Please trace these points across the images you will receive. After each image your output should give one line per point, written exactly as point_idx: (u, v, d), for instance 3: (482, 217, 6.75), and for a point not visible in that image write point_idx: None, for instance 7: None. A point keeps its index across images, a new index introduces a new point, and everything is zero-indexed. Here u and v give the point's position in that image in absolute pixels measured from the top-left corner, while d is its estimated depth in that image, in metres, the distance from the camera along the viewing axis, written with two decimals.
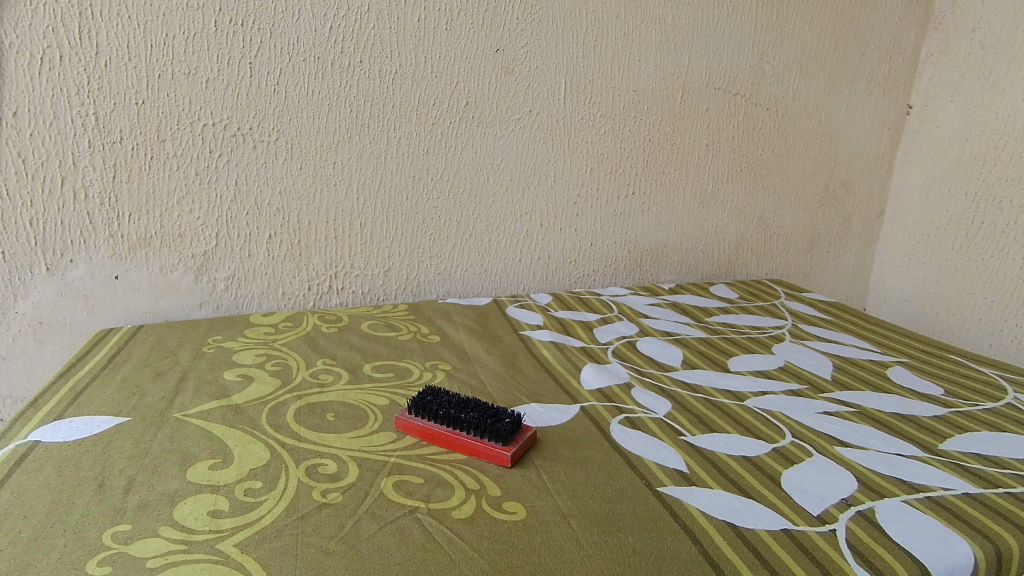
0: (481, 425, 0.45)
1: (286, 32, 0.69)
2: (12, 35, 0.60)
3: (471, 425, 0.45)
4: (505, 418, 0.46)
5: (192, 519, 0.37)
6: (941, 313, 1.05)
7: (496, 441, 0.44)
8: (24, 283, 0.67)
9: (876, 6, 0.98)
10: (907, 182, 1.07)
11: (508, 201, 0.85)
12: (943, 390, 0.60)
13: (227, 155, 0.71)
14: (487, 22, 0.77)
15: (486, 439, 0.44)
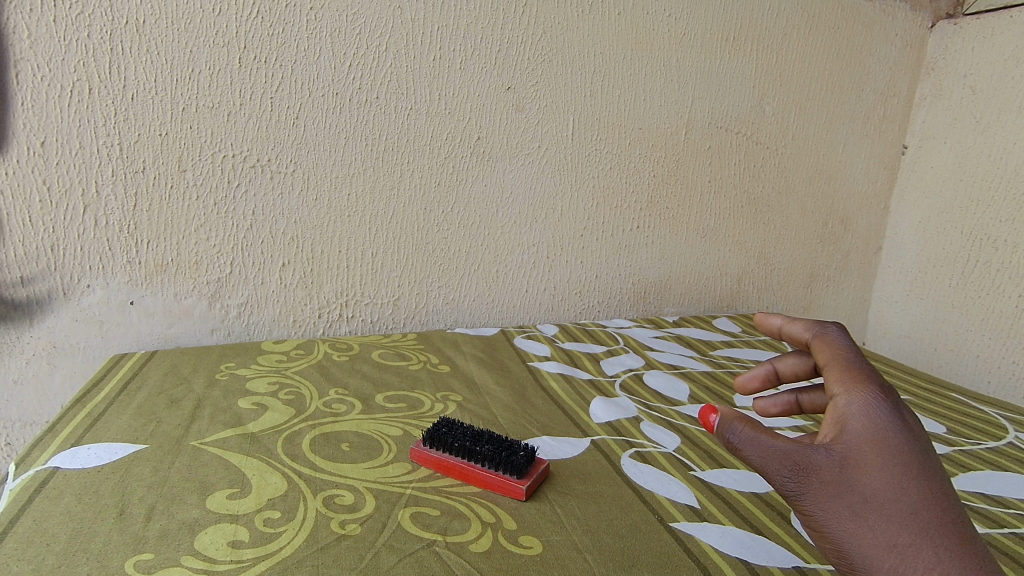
0: (496, 458, 0.45)
1: (307, 69, 0.72)
2: (45, 68, 0.62)
3: (486, 458, 0.46)
4: (519, 451, 0.47)
5: (213, 549, 0.37)
6: (939, 349, 1.07)
7: (511, 474, 0.45)
8: (41, 307, 0.68)
9: (872, 51, 1.02)
10: (903, 219, 1.10)
11: (516, 233, 0.87)
12: (947, 429, 0.62)
13: (246, 185, 0.73)
14: (499, 62, 0.80)
15: (501, 472, 0.45)
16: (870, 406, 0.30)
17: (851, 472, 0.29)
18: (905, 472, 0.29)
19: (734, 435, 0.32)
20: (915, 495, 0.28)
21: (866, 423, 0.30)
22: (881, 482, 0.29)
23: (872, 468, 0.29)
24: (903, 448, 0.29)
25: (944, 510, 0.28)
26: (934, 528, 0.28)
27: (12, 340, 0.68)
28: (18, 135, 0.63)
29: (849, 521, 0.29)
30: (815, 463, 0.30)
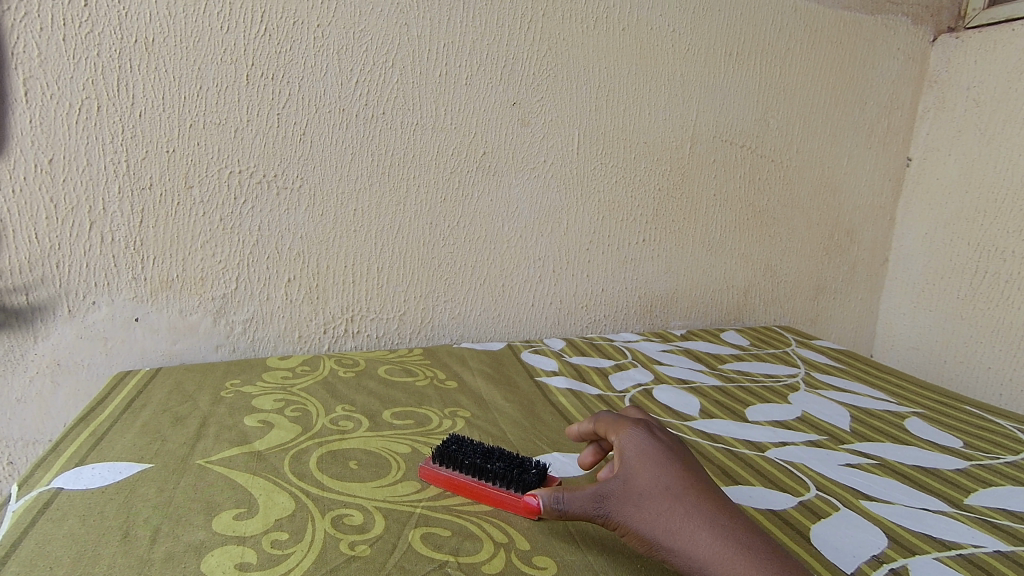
0: (507, 476, 0.45)
1: (314, 86, 0.72)
2: (54, 86, 0.63)
3: (497, 475, 0.45)
4: (531, 468, 0.46)
5: (220, 572, 0.36)
6: (949, 361, 1.06)
7: (524, 492, 0.44)
8: (46, 324, 0.67)
9: (874, 64, 1.03)
10: (910, 231, 1.09)
11: (522, 247, 0.87)
12: (963, 442, 0.61)
13: (252, 201, 0.72)
14: (505, 77, 0.81)
15: (513, 489, 0.44)
16: (634, 429, 0.42)
17: (630, 481, 0.39)
18: (657, 461, 0.40)
19: (558, 501, 0.40)
20: (669, 474, 0.39)
21: (630, 444, 0.41)
22: (648, 476, 0.39)
23: (642, 470, 0.39)
24: (654, 447, 0.41)
25: (691, 477, 0.40)
26: (682, 486, 0.39)
27: (15, 358, 0.67)
28: (25, 152, 0.63)
29: (636, 516, 0.38)
30: (605, 486, 0.39)
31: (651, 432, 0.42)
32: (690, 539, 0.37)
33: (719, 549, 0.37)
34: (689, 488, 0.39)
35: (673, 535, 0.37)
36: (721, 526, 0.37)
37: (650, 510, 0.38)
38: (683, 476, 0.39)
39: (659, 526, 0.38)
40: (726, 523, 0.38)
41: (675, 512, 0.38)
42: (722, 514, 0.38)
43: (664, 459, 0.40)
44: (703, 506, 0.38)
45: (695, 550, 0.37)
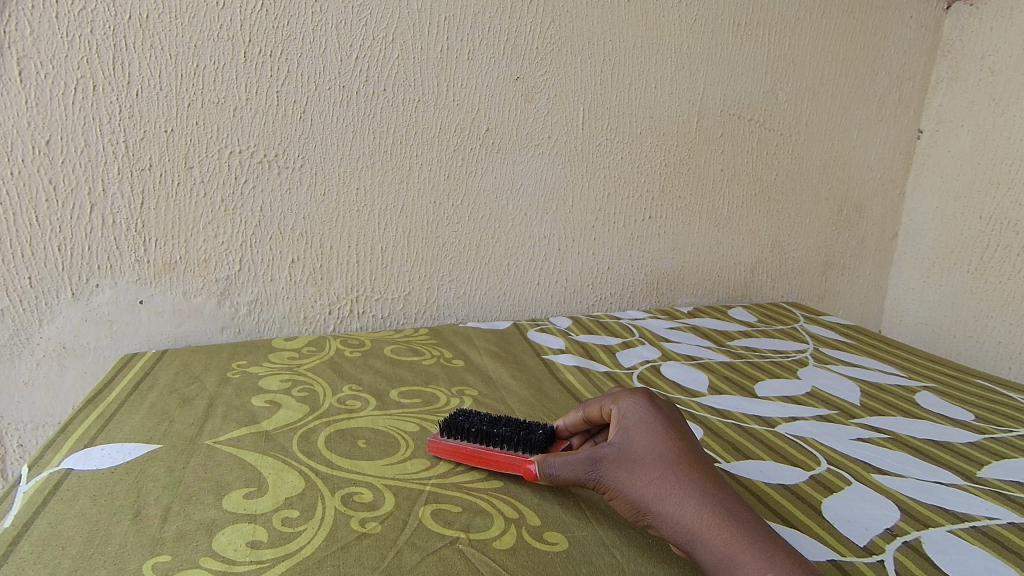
0: (514, 438, 0.45)
1: (313, 62, 0.71)
2: (48, 65, 0.61)
3: (505, 439, 0.45)
4: (537, 432, 0.47)
5: (232, 549, 0.36)
6: (958, 335, 1.05)
7: (531, 452, 0.44)
8: (50, 308, 0.67)
9: (886, 34, 1.00)
10: (920, 206, 1.08)
11: (527, 225, 0.86)
12: (975, 416, 0.60)
13: (253, 181, 0.72)
14: (508, 51, 0.79)
15: (520, 452, 0.45)
16: (636, 398, 0.42)
17: (625, 447, 0.39)
18: (655, 429, 0.40)
19: (550, 467, 0.41)
20: (666, 441, 0.39)
21: (631, 412, 0.41)
22: (643, 441, 0.39)
23: (638, 436, 0.39)
24: (655, 416, 0.41)
25: (688, 445, 0.39)
26: (678, 453, 0.38)
27: (21, 342, 0.67)
28: (23, 134, 0.62)
29: (627, 482, 0.38)
30: (597, 451, 0.40)
31: (651, 401, 0.42)
32: (678, 505, 0.36)
33: (707, 516, 0.35)
34: (683, 457, 0.38)
35: (662, 500, 0.37)
36: (712, 492, 0.36)
37: (640, 475, 0.38)
38: (682, 444, 0.39)
39: (648, 489, 0.37)
40: (719, 492, 0.36)
41: (666, 479, 0.37)
42: (715, 482, 0.37)
43: (663, 427, 0.40)
44: (696, 473, 0.37)
45: (682, 516, 0.36)
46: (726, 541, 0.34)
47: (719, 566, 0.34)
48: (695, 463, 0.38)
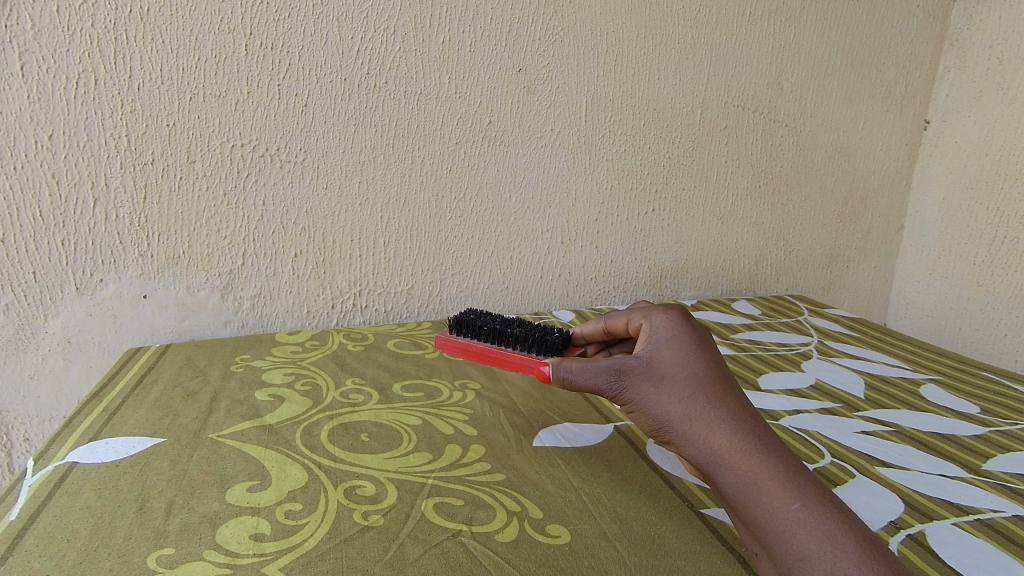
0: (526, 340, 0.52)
1: (314, 55, 0.70)
2: (49, 60, 0.61)
3: (517, 340, 0.52)
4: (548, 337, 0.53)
5: (235, 542, 0.37)
6: (965, 328, 1.05)
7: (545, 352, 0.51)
8: (54, 302, 0.67)
9: (893, 23, 0.99)
10: (926, 197, 1.07)
11: (530, 219, 0.85)
12: (980, 409, 0.60)
13: (256, 175, 0.71)
14: (510, 43, 0.78)
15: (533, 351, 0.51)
16: (669, 321, 0.43)
17: (655, 363, 0.40)
18: (688, 351, 0.40)
19: (567, 370, 0.41)
20: (698, 364, 0.39)
21: (664, 332, 0.42)
22: (675, 361, 0.40)
23: (670, 355, 0.40)
24: (688, 339, 0.41)
25: (720, 371, 0.39)
26: (710, 376, 0.39)
27: (27, 336, 0.67)
28: (25, 128, 0.62)
29: (652, 395, 0.38)
30: (625, 363, 0.40)
31: (686, 325, 0.43)
32: (706, 426, 0.36)
33: (735, 439, 0.35)
34: (715, 381, 0.38)
35: (689, 418, 0.37)
36: (743, 418, 0.36)
37: (668, 391, 0.38)
38: (714, 368, 0.39)
39: (674, 404, 0.37)
40: (749, 418, 0.37)
41: (695, 398, 0.37)
42: (745, 408, 0.37)
43: (696, 351, 0.40)
44: (727, 398, 0.38)
45: (708, 437, 0.36)
46: (753, 465, 0.34)
47: (739, 487, 0.34)
48: (727, 389, 0.38)
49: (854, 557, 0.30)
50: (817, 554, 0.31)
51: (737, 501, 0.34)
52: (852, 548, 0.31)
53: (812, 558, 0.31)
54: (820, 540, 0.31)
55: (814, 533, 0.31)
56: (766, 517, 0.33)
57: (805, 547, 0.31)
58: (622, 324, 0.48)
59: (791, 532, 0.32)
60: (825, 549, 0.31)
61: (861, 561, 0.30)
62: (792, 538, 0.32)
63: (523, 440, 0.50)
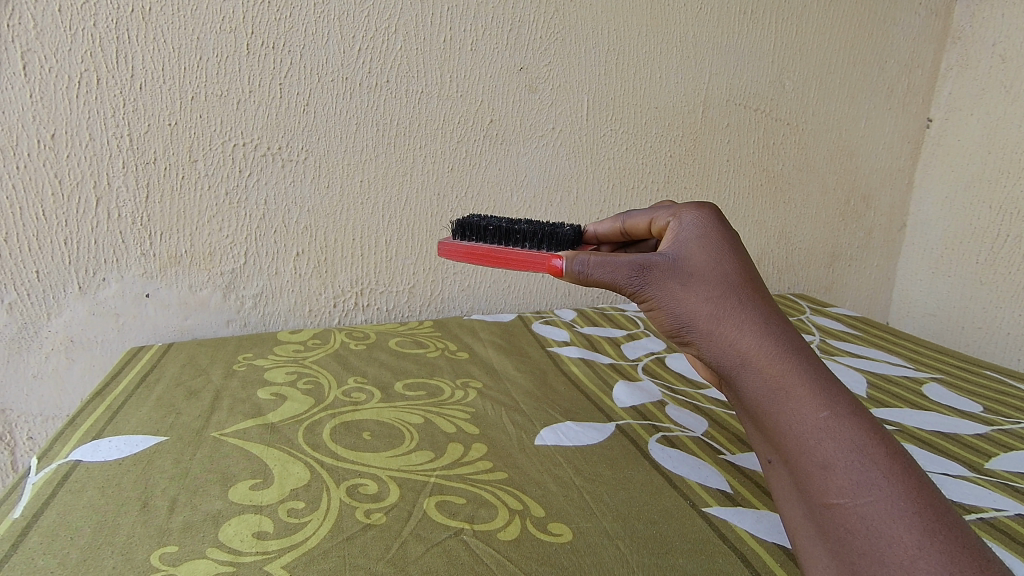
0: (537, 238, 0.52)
1: (316, 54, 0.70)
2: (52, 59, 0.61)
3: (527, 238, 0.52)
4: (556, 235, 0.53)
5: (238, 540, 0.37)
6: (967, 326, 1.05)
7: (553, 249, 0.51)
8: (57, 301, 0.68)
9: (895, 21, 0.98)
10: (928, 196, 1.07)
11: (531, 217, 0.85)
12: (983, 407, 0.60)
13: (258, 174, 0.72)
14: (511, 42, 0.78)
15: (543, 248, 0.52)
16: (698, 215, 0.42)
17: (683, 261, 0.39)
18: (717, 251, 0.40)
19: (583, 264, 0.41)
20: (728, 265, 0.39)
21: (693, 229, 0.41)
22: (705, 260, 0.39)
23: (699, 253, 0.39)
24: (719, 236, 0.40)
25: (750, 272, 0.39)
26: (739, 278, 0.38)
27: (30, 335, 0.67)
28: (28, 128, 0.62)
29: (677, 292, 0.38)
30: (652, 258, 0.39)
31: (717, 221, 0.42)
32: (734, 329, 0.36)
33: (764, 343, 0.35)
34: (745, 281, 0.38)
35: (715, 318, 0.37)
36: (770, 321, 0.36)
37: (695, 289, 0.38)
38: (744, 271, 0.39)
39: (700, 303, 0.37)
40: (776, 322, 0.36)
41: (723, 298, 0.37)
42: (772, 313, 0.37)
43: (727, 249, 0.40)
44: (757, 302, 0.37)
45: (735, 340, 0.36)
46: (782, 370, 0.34)
47: (763, 390, 0.34)
48: (755, 292, 0.38)
49: (881, 467, 0.30)
50: (841, 461, 0.30)
51: (759, 403, 0.35)
52: (883, 460, 0.30)
53: (835, 465, 0.31)
54: (846, 449, 0.31)
55: (843, 441, 0.31)
56: (791, 420, 0.33)
57: (829, 454, 0.31)
58: (644, 224, 0.49)
59: (817, 437, 0.32)
60: (852, 458, 0.30)
61: (889, 471, 0.30)
62: (817, 443, 0.32)
63: (525, 438, 0.50)
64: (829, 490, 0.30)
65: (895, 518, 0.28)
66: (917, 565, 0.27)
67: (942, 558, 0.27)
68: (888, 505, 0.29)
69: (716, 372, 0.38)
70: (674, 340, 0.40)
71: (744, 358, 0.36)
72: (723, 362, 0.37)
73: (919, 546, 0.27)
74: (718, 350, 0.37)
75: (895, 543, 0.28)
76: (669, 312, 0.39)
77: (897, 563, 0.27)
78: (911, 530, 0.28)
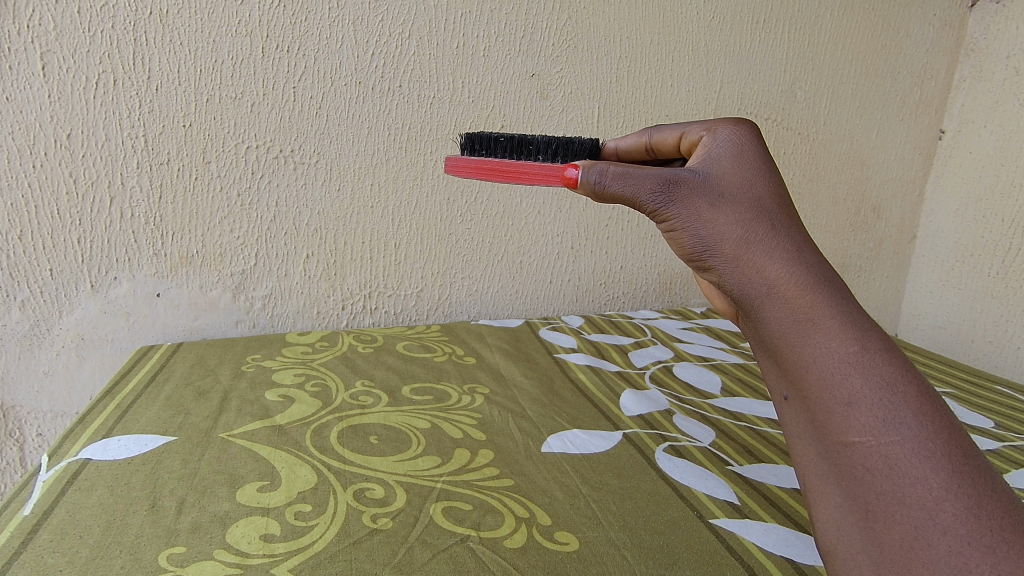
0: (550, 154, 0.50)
1: (329, 58, 0.71)
2: (70, 61, 0.62)
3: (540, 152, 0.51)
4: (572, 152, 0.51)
5: (245, 542, 0.37)
6: (977, 340, 1.03)
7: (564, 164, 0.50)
8: (70, 299, 0.68)
9: (909, 32, 0.98)
10: (940, 208, 1.06)
11: (540, 223, 0.86)
12: (993, 423, 0.61)
13: (270, 176, 0.72)
14: (523, 49, 0.79)
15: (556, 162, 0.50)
16: (733, 132, 0.41)
17: (715, 181, 0.39)
18: (750, 175, 0.39)
19: (602, 176, 0.39)
20: (760, 189, 0.39)
21: (727, 147, 0.40)
22: (738, 182, 0.39)
23: (732, 175, 0.39)
24: (753, 157, 0.40)
25: (783, 199, 0.39)
26: (771, 204, 0.38)
27: (42, 332, 0.68)
28: (45, 127, 0.63)
29: (706, 213, 0.38)
30: (681, 175, 0.38)
31: (753, 140, 0.41)
32: (765, 257, 0.37)
33: (792, 273, 0.36)
34: (777, 208, 0.38)
35: (744, 243, 0.37)
36: (801, 252, 0.37)
37: (725, 212, 0.38)
38: (775, 196, 0.39)
39: (730, 226, 0.37)
40: (806, 252, 0.37)
41: (755, 224, 0.37)
42: (802, 242, 0.37)
43: (761, 172, 0.39)
44: (787, 230, 0.37)
45: (764, 267, 0.36)
46: (811, 300, 0.35)
47: (789, 319, 0.35)
48: (787, 219, 0.38)
49: (910, 407, 0.31)
50: (869, 399, 0.32)
51: (784, 336, 0.35)
52: (909, 397, 0.31)
53: (863, 402, 0.32)
54: (875, 387, 0.32)
55: (872, 379, 0.32)
56: (818, 354, 0.34)
57: (857, 391, 0.32)
58: (673, 139, 0.47)
59: (845, 373, 0.33)
60: (881, 397, 0.31)
61: (917, 411, 0.31)
62: (844, 379, 0.33)
63: (532, 445, 0.50)
64: (851, 425, 0.32)
65: (920, 459, 0.30)
66: (940, 506, 0.29)
67: (964, 500, 0.29)
68: (914, 445, 0.30)
69: (737, 300, 0.38)
70: (692, 263, 0.40)
71: (772, 289, 0.36)
72: (749, 291, 0.37)
73: (942, 487, 0.29)
74: (744, 279, 0.37)
75: (918, 483, 0.30)
76: (693, 235, 0.38)
77: (920, 501, 0.29)
78: (935, 471, 0.30)
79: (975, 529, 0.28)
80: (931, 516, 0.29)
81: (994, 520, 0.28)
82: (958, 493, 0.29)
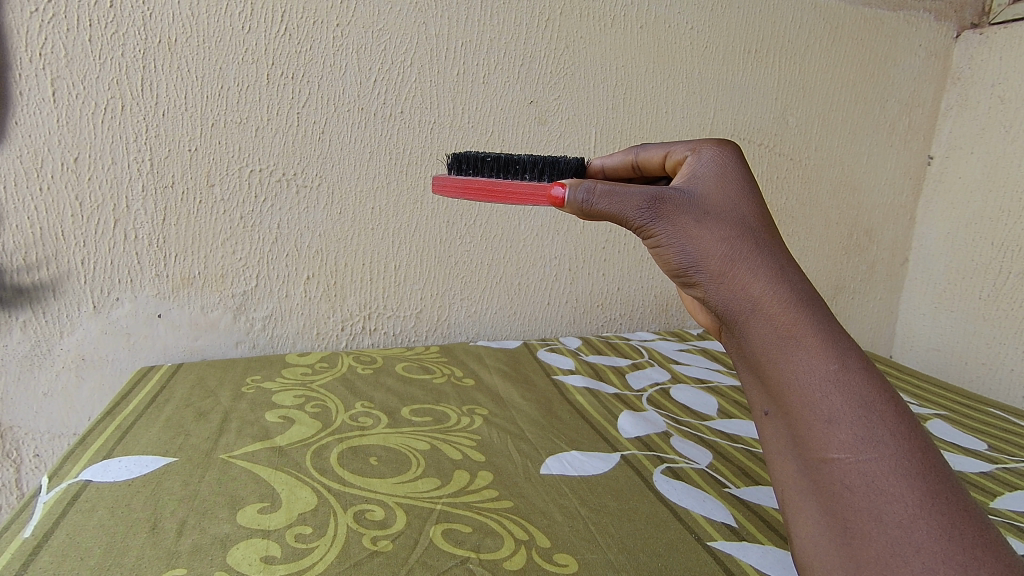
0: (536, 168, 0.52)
1: (332, 85, 0.73)
2: (80, 86, 0.64)
3: (527, 169, 0.53)
4: (561, 164, 0.53)
5: (246, 564, 0.37)
6: (971, 362, 1.04)
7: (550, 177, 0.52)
8: (71, 320, 0.69)
9: (897, 62, 1.01)
10: (931, 231, 1.08)
11: (539, 246, 0.87)
12: (987, 445, 0.62)
13: (272, 199, 0.73)
14: (522, 76, 0.81)
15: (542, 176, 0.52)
16: (717, 153, 0.43)
17: (700, 200, 0.40)
18: (734, 194, 0.41)
19: (587, 194, 0.40)
20: (744, 208, 0.40)
21: (712, 167, 0.42)
22: (723, 202, 0.40)
23: (716, 194, 0.41)
24: (737, 178, 0.41)
25: (766, 219, 0.40)
26: (754, 222, 0.39)
27: (42, 353, 0.68)
28: (53, 150, 0.64)
29: (692, 230, 0.39)
30: (667, 193, 0.40)
31: (738, 162, 0.43)
32: (750, 274, 0.37)
33: (775, 290, 0.37)
34: (761, 229, 0.39)
35: (730, 260, 0.38)
36: (784, 269, 0.38)
37: (711, 229, 0.39)
38: (758, 215, 0.40)
39: (717, 244, 0.38)
40: (789, 269, 0.38)
41: (740, 242, 0.38)
42: (786, 260, 0.38)
43: (746, 193, 0.41)
44: (772, 249, 0.38)
45: (750, 285, 0.37)
46: (794, 318, 0.36)
47: (774, 336, 0.36)
48: (770, 238, 0.39)
49: (887, 425, 0.32)
50: (848, 417, 0.32)
51: (767, 352, 0.36)
52: (887, 416, 0.32)
53: (842, 420, 0.32)
54: (854, 404, 0.33)
55: (851, 397, 0.33)
56: (800, 373, 0.34)
57: (837, 408, 0.33)
58: (658, 158, 0.49)
59: (825, 391, 0.33)
60: (860, 415, 0.32)
61: (895, 430, 0.32)
62: (824, 397, 0.33)
63: (531, 467, 0.51)
64: (831, 441, 0.32)
65: (897, 477, 0.31)
66: (915, 524, 0.30)
67: (938, 518, 0.30)
68: (891, 463, 0.31)
69: (722, 316, 0.39)
70: (677, 279, 0.41)
71: (756, 306, 0.37)
72: (733, 307, 0.38)
73: (917, 505, 0.30)
74: (729, 295, 0.38)
75: (895, 501, 0.30)
76: (678, 251, 0.39)
77: (896, 519, 0.30)
78: (911, 489, 0.30)
79: (948, 547, 0.29)
80: (907, 535, 0.29)
81: (967, 538, 0.29)
82: (932, 511, 0.30)
